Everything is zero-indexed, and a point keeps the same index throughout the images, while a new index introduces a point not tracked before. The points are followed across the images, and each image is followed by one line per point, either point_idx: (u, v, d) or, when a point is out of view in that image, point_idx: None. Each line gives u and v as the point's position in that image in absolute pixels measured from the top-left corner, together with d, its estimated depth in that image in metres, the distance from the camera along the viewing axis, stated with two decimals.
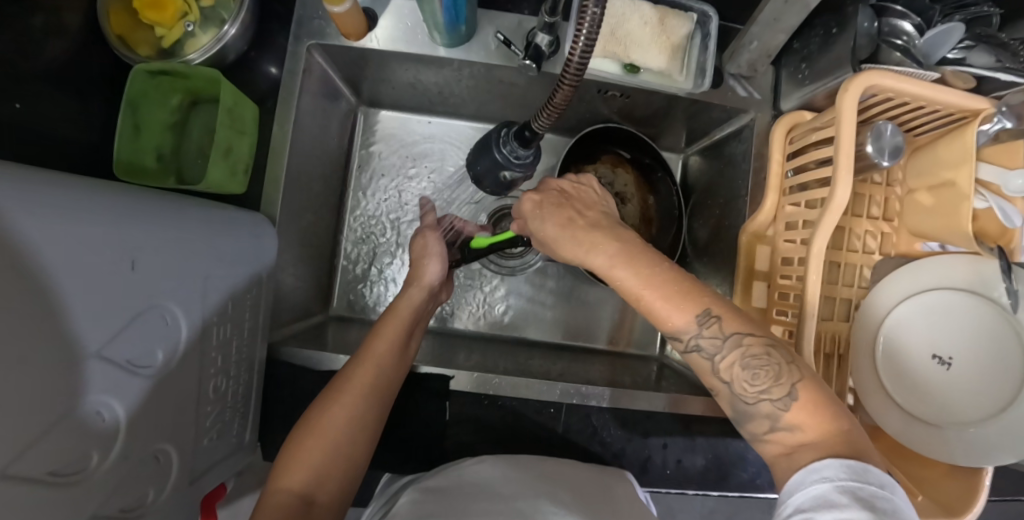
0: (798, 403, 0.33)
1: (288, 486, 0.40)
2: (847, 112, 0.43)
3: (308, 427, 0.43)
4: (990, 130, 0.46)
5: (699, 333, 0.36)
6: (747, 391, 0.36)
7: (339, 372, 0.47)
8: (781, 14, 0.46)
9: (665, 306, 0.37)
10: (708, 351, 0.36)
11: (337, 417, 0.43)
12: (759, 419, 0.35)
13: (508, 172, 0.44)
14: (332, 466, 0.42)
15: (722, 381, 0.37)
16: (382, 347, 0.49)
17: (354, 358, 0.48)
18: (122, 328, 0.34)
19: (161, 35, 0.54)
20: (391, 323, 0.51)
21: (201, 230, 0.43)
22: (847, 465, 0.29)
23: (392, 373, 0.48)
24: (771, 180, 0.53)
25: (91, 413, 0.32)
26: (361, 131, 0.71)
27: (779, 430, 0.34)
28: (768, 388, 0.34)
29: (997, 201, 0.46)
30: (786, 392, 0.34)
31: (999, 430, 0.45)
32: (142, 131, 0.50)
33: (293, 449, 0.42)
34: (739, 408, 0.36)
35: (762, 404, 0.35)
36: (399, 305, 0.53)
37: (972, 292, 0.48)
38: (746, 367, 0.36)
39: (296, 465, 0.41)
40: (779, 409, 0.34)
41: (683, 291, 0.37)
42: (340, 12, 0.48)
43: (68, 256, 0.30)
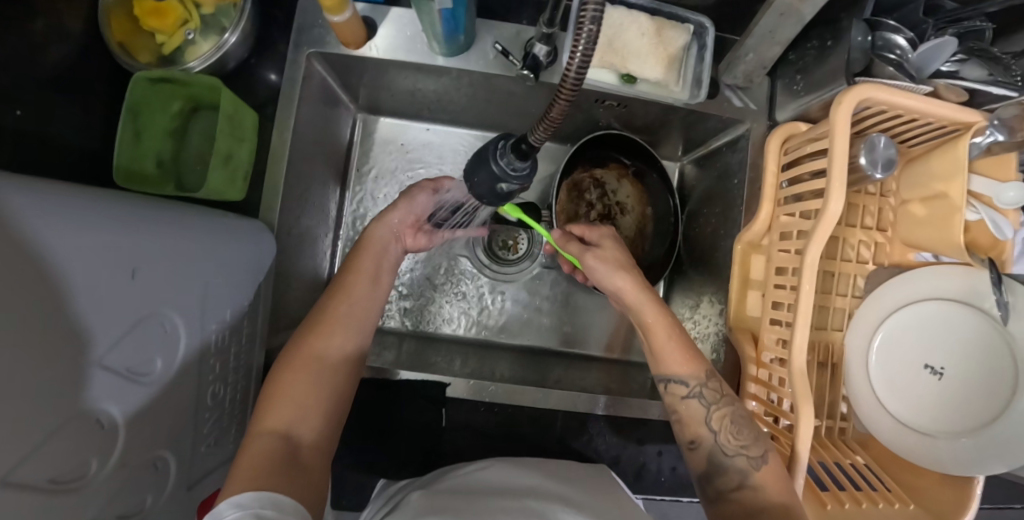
0: (766, 466, 0.43)
1: (273, 427, 0.40)
2: (841, 124, 0.44)
3: (286, 364, 0.44)
4: (982, 142, 0.46)
5: (704, 384, 0.47)
6: (731, 443, 0.45)
7: (313, 312, 0.48)
8: (776, 27, 0.46)
9: (680, 356, 0.47)
10: (708, 399, 0.47)
11: (315, 353, 0.45)
12: (731, 473, 0.44)
13: (506, 186, 0.38)
14: (313, 402, 0.43)
15: (709, 430, 0.46)
16: (359, 282, 0.50)
17: (326, 296, 0.49)
18: (123, 335, 0.35)
19: (161, 42, 0.54)
20: (365, 253, 0.51)
21: (202, 238, 0.43)
22: None
23: (366, 312, 0.49)
24: (766, 191, 0.54)
25: (90, 421, 0.32)
26: (360, 137, 0.71)
27: (745, 486, 0.43)
28: (747, 445, 0.44)
29: (989, 213, 0.46)
30: (760, 453, 0.43)
31: (993, 440, 0.45)
32: (142, 137, 0.51)
33: (275, 388, 0.43)
34: (714, 458, 0.45)
35: (738, 457, 0.44)
36: (323, 326, 0.47)
37: (964, 302, 0.48)
38: (734, 422, 0.46)
39: (277, 402, 0.41)
40: (750, 465, 0.43)
41: (693, 354, 0.48)
42: (340, 21, 0.49)
43: (73, 263, 0.31)
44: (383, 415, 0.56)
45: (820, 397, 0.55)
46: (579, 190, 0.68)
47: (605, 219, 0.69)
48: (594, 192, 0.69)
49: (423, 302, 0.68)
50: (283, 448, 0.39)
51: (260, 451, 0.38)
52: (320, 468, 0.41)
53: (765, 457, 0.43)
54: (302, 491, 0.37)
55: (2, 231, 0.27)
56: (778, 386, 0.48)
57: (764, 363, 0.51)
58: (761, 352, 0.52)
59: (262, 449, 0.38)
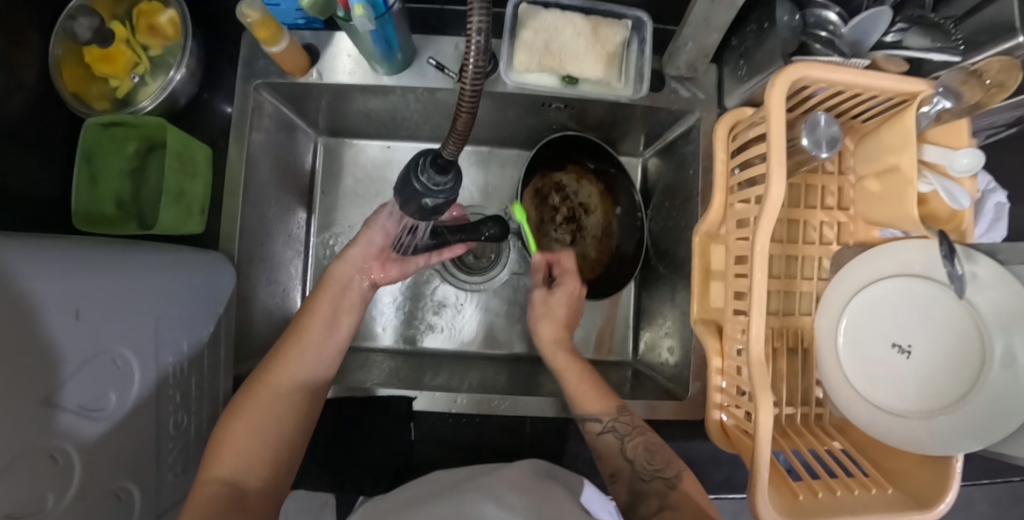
0: (682, 484, 0.44)
1: (219, 476, 0.41)
2: (775, 107, 0.43)
3: (235, 409, 0.45)
4: (930, 111, 0.44)
5: (614, 418, 0.49)
6: (646, 470, 0.46)
7: (268, 356, 0.50)
8: (710, 14, 0.46)
9: (596, 397, 0.51)
10: (621, 430, 0.49)
11: (267, 396, 0.47)
12: (650, 497, 0.44)
13: (431, 200, 0.38)
14: (262, 448, 0.44)
15: (626, 460, 0.47)
16: (314, 326, 0.52)
17: (283, 341, 0.51)
18: (70, 375, 0.36)
19: (114, 86, 0.56)
20: (324, 297, 0.54)
21: (152, 273, 0.44)
22: None
23: (320, 354, 0.51)
24: (718, 179, 0.53)
25: (45, 457, 0.33)
26: (323, 161, 0.73)
27: (664, 508, 0.43)
28: (661, 468, 0.46)
29: (942, 183, 0.45)
30: (674, 474, 0.45)
31: (964, 419, 0.43)
32: (99, 179, 0.52)
33: (224, 435, 0.44)
34: (634, 490, 0.45)
35: (655, 480, 0.45)
36: (276, 372, 0.48)
37: (925, 277, 0.46)
38: (646, 450, 0.47)
39: (224, 449, 0.43)
40: (667, 486, 0.44)
41: (603, 393, 0.52)
42: (279, 52, 0.50)
43: (20, 308, 0.32)
44: (354, 434, 0.57)
45: (795, 384, 0.54)
46: (541, 195, 0.68)
47: (570, 221, 0.69)
48: (557, 196, 0.69)
49: (400, 316, 0.69)
50: (228, 495, 0.40)
51: (202, 500, 0.39)
52: (265, 514, 0.42)
53: (679, 476, 0.45)
54: None
55: None
56: (743, 378, 0.47)
57: (729, 354, 0.51)
58: (725, 343, 0.52)
59: (206, 498, 0.39)
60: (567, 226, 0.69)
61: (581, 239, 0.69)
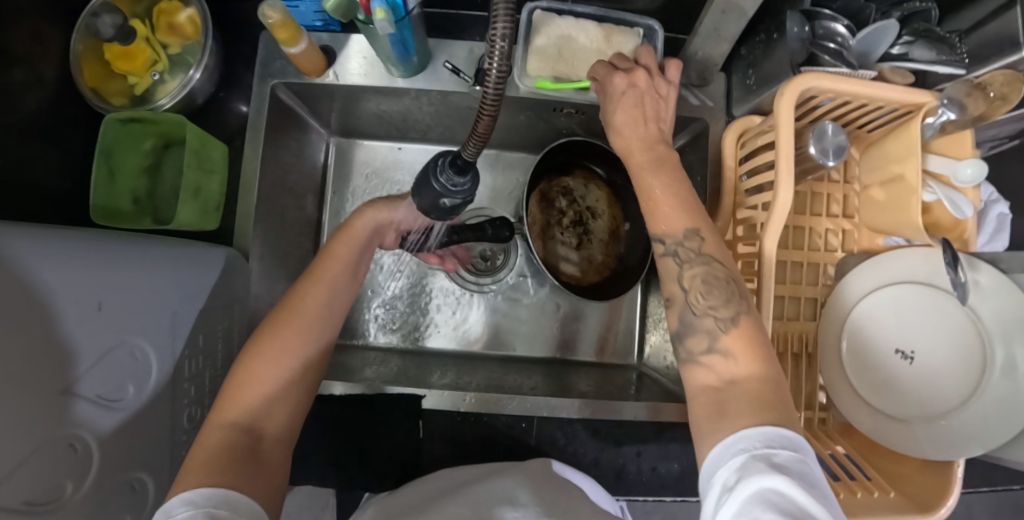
0: (735, 329, 0.37)
1: (235, 419, 0.38)
2: (784, 116, 0.44)
3: (253, 347, 0.42)
4: (935, 122, 0.46)
5: (681, 241, 0.40)
6: (698, 304, 0.39)
7: (287, 294, 0.46)
8: (721, 23, 0.47)
9: (666, 212, 0.41)
10: (682, 256, 0.40)
11: (286, 336, 0.43)
12: (699, 334, 0.38)
13: (449, 200, 0.39)
14: (282, 391, 0.41)
15: (681, 288, 0.41)
16: (337, 265, 0.48)
17: (303, 279, 0.46)
18: (89, 367, 0.36)
19: (133, 83, 0.57)
20: (344, 241, 0.49)
21: (171, 268, 0.45)
22: (763, 435, 0.30)
23: (343, 298, 0.47)
24: (726, 185, 0.54)
25: (64, 445, 0.34)
26: (334, 162, 0.73)
27: (713, 351, 0.37)
28: (716, 306, 0.38)
29: (945, 192, 0.46)
30: (730, 315, 0.38)
31: (964, 422, 0.44)
32: (117, 176, 0.53)
33: (240, 375, 0.40)
34: (684, 320, 0.40)
35: (706, 318, 0.38)
36: (293, 311, 0.44)
37: (928, 284, 0.47)
38: (706, 289, 0.39)
39: (245, 389, 0.40)
40: (717, 329, 0.38)
41: (688, 206, 0.41)
42: (297, 53, 0.51)
43: None
44: (362, 432, 0.57)
45: (798, 389, 0.55)
46: (547, 198, 0.69)
47: (577, 225, 0.70)
48: (564, 200, 0.70)
49: (398, 313, 0.69)
50: (245, 442, 0.38)
51: (216, 444, 0.37)
52: (278, 459, 0.40)
53: (736, 319, 0.38)
54: (260, 489, 0.36)
55: None
56: None
57: None
58: None
59: (222, 442, 0.37)
60: (574, 230, 0.70)
61: (588, 243, 0.70)
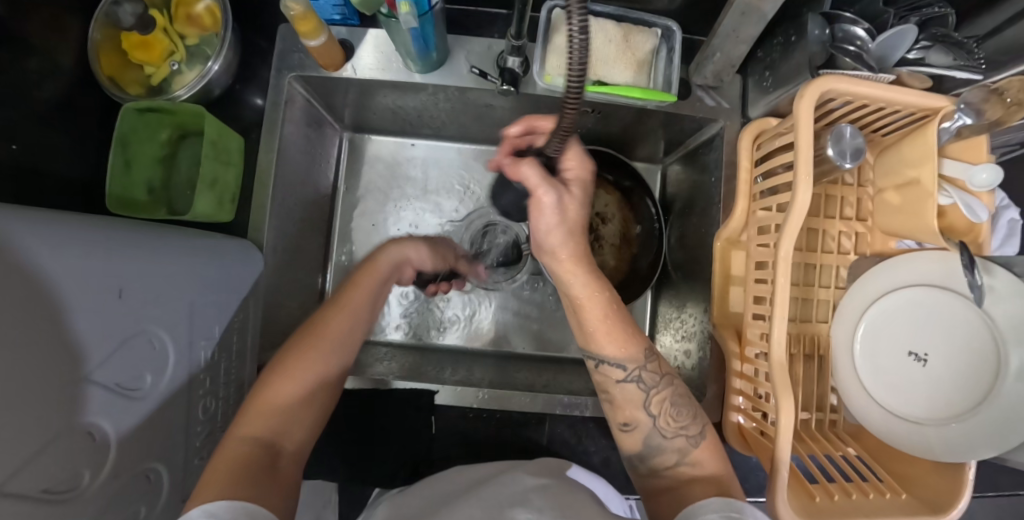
0: (703, 443, 0.44)
1: (254, 434, 0.39)
2: (803, 118, 0.44)
3: (274, 370, 0.44)
4: (951, 127, 0.46)
5: (644, 366, 0.45)
6: (670, 426, 0.44)
7: (313, 319, 0.49)
8: (739, 25, 0.47)
9: (603, 332, 0.45)
10: (646, 383, 0.45)
11: (307, 363, 0.45)
12: (667, 453, 0.44)
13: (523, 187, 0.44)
14: (299, 414, 0.43)
15: (647, 414, 0.45)
16: (357, 289, 0.51)
17: (328, 306, 0.50)
18: (109, 354, 0.36)
19: (150, 74, 0.57)
20: (368, 275, 0.53)
21: (190, 257, 0.45)
22: (723, 501, 0.37)
23: (359, 321, 0.50)
24: (740, 186, 0.55)
25: (83, 434, 0.34)
26: (347, 156, 0.73)
27: (682, 464, 0.43)
28: (686, 426, 0.44)
29: (961, 196, 0.46)
30: (697, 431, 0.44)
31: (988, 417, 0.44)
32: (133, 166, 0.53)
33: (263, 392, 0.42)
34: (650, 441, 0.45)
35: (677, 439, 0.44)
36: (317, 335, 0.47)
37: (944, 288, 0.47)
38: (674, 406, 0.45)
39: (265, 407, 0.41)
40: (689, 444, 0.44)
41: (628, 335, 0.45)
42: (316, 45, 0.51)
43: (54, 286, 0.32)
44: (375, 427, 0.57)
45: (809, 391, 0.55)
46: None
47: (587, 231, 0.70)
48: None
49: (412, 312, 0.69)
50: (263, 453, 0.38)
51: (231, 457, 0.37)
52: (295, 479, 0.40)
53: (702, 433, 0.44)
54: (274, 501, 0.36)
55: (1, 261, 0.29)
56: (763, 382, 0.48)
57: (748, 358, 0.52)
58: (744, 347, 0.52)
59: (241, 453, 0.37)
60: None
61: (599, 248, 0.70)
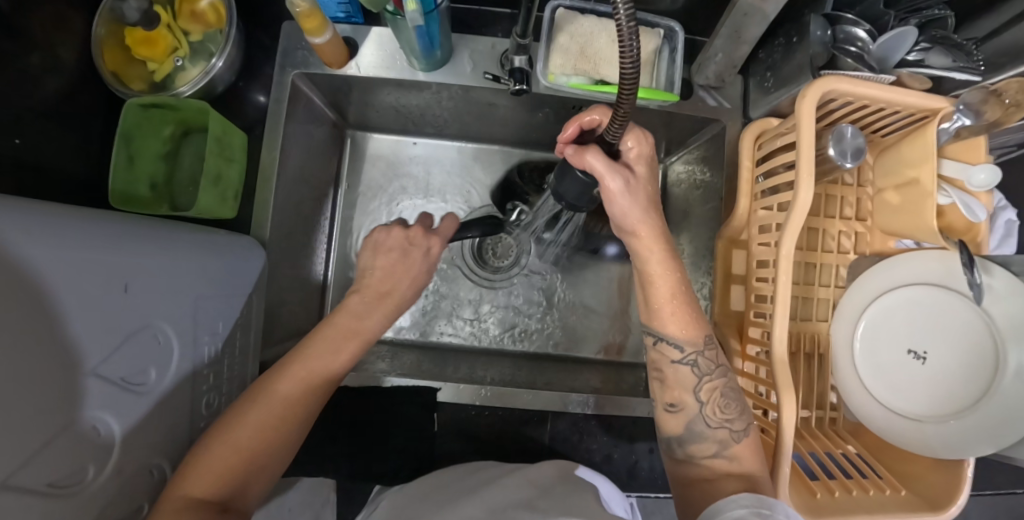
0: (746, 438, 0.44)
1: (199, 497, 0.37)
2: (805, 118, 0.45)
3: (221, 429, 0.40)
4: (950, 127, 0.47)
5: (703, 351, 0.45)
6: (715, 416, 0.44)
7: (270, 371, 0.44)
8: (742, 26, 0.48)
9: (668, 313, 0.45)
10: (701, 369, 0.45)
11: (258, 422, 0.40)
12: (707, 442, 0.44)
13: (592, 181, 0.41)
14: (250, 472, 0.40)
15: (695, 398, 0.45)
16: (330, 338, 0.45)
17: (288, 359, 0.44)
18: (115, 349, 0.36)
19: (153, 70, 0.57)
20: (335, 337, 0.45)
21: (196, 253, 0.45)
22: (756, 498, 0.37)
23: (331, 375, 0.45)
24: (742, 186, 0.55)
25: (89, 428, 0.34)
26: (349, 154, 0.73)
27: (719, 456, 0.43)
28: (732, 418, 0.44)
29: (960, 196, 0.47)
30: (743, 427, 0.44)
31: (981, 421, 0.44)
32: (135, 162, 0.53)
33: (209, 448, 0.39)
34: (693, 428, 0.44)
35: (720, 429, 0.44)
36: (271, 392, 0.42)
37: (943, 286, 0.48)
38: (724, 397, 0.45)
39: (205, 470, 0.38)
40: (731, 438, 0.44)
41: (695, 321, 0.45)
42: (321, 42, 0.51)
43: (63, 280, 0.32)
44: (377, 425, 0.57)
45: (809, 389, 0.56)
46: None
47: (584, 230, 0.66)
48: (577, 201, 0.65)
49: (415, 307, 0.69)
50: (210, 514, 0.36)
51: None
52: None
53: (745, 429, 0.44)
54: None
55: (9, 254, 0.29)
56: (765, 379, 0.49)
57: (750, 356, 0.52)
58: (746, 345, 0.53)
59: (183, 515, 0.35)
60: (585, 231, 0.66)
61: None
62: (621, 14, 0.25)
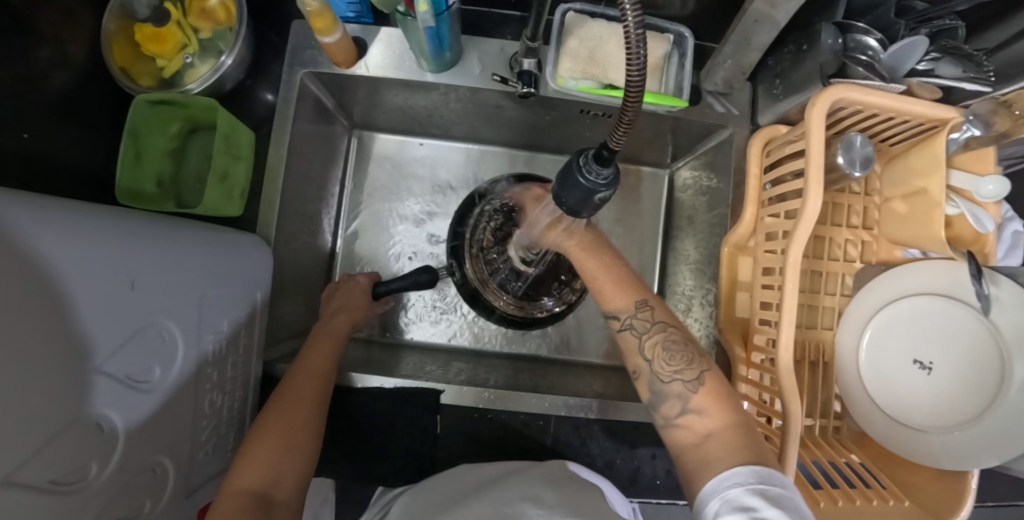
0: (703, 388, 0.43)
1: (246, 487, 0.39)
2: (815, 126, 0.44)
3: (254, 436, 0.44)
4: (959, 138, 0.47)
5: (635, 314, 0.47)
6: (664, 370, 0.45)
7: (280, 385, 0.49)
8: (753, 33, 0.48)
9: (610, 289, 0.48)
10: (638, 329, 0.46)
11: (287, 420, 0.45)
12: (671, 400, 0.44)
13: (602, 195, 0.39)
14: (292, 463, 0.43)
15: (644, 360, 0.46)
16: (317, 352, 0.53)
17: (292, 371, 0.51)
18: (121, 346, 0.36)
19: (161, 66, 0.57)
20: (326, 343, 0.55)
21: (202, 251, 0.45)
22: (754, 472, 0.36)
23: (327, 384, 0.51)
24: (750, 193, 0.55)
25: (92, 425, 0.33)
26: (355, 153, 0.73)
27: (688, 412, 0.43)
28: (681, 370, 0.44)
29: (968, 206, 0.47)
30: (695, 376, 0.44)
31: (986, 432, 0.44)
32: (143, 158, 0.53)
33: (249, 451, 0.42)
34: (654, 389, 0.45)
35: (674, 383, 0.44)
36: (291, 394, 0.48)
37: (949, 296, 0.47)
38: (666, 348, 0.45)
39: (251, 466, 0.41)
40: (687, 388, 0.43)
41: (626, 284, 0.48)
42: (331, 42, 0.51)
43: (74, 274, 0.32)
44: (380, 425, 0.57)
45: (812, 397, 0.55)
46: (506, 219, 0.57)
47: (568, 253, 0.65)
48: None
49: (414, 309, 0.69)
50: (257, 501, 0.38)
51: (229, 509, 0.38)
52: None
53: (701, 377, 0.44)
54: None
55: (21, 249, 0.29)
56: (769, 387, 0.49)
57: (754, 363, 0.52)
58: (750, 352, 0.53)
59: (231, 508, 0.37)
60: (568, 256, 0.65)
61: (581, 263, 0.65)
62: (629, 16, 0.26)
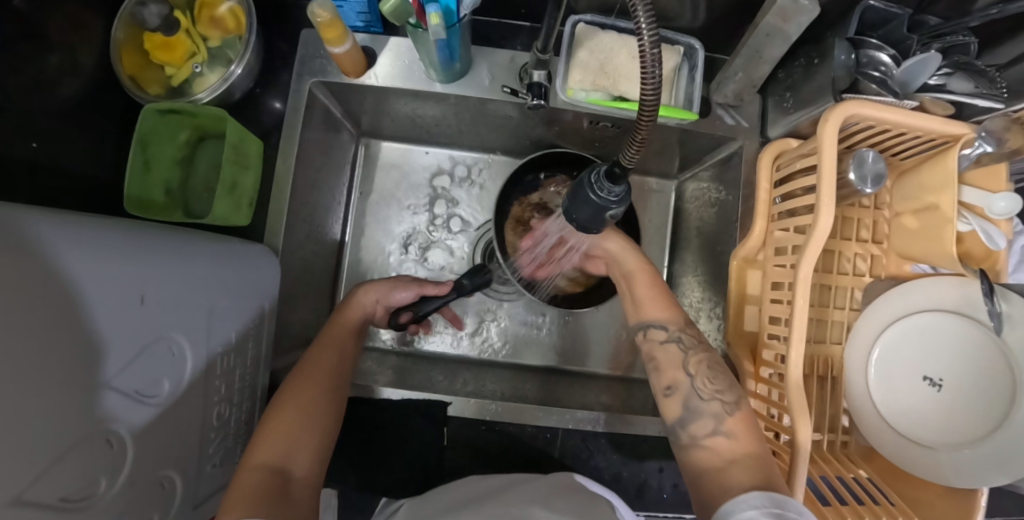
0: (740, 411, 0.44)
1: (265, 461, 0.40)
2: (828, 141, 0.44)
3: (275, 413, 0.44)
4: (971, 153, 0.46)
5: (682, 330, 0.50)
6: (706, 389, 0.46)
7: (299, 362, 0.50)
8: (765, 47, 0.48)
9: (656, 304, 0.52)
10: (686, 344, 0.49)
11: (304, 399, 0.46)
12: (705, 419, 0.44)
13: (613, 212, 0.39)
14: (309, 435, 0.43)
15: (686, 374, 0.47)
16: (334, 332, 0.54)
17: (314, 347, 0.52)
18: (130, 361, 0.35)
19: (170, 74, 0.57)
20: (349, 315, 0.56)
21: (210, 262, 0.45)
22: (769, 496, 0.35)
23: (344, 360, 0.52)
24: (759, 206, 0.55)
25: (102, 440, 0.33)
26: (361, 162, 0.73)
27: (719, 433, 0.43)
28: (723, 391, 0.45)
29: (980, 224, 0.47)
30: (734, 398, 0.45)
31: (996, 451, 0.44)
32: (151, 168, 0.52)
33: (268, 425, 0.43)
34: (681, 406, 0.46)
35: (714, 402, 0.45)
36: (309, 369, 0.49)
37: (960, 314, 0.47)
38: (712, 367, 0.47)
39: (271, 439, 0.41)
40: (727, 409, 0.44)
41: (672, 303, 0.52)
42: (340, 52, 0.51)
43: (83, 290, 0.32)
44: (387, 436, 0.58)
45: (820, 412, 0.55)
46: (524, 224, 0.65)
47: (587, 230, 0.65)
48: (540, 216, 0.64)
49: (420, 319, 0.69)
50: (274, 478, 0.39)
51: (250, 484, 0.38)
52: (310, 505, 0.39)
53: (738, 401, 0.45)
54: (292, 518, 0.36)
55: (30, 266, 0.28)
56: (777, 402, 0.48)
57: (763, 378, 0.52)
58: (759, 367, 0.53)
59: (250, 484, 0.37)
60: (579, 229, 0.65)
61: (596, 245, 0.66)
62: (644, 32, 0.26)
